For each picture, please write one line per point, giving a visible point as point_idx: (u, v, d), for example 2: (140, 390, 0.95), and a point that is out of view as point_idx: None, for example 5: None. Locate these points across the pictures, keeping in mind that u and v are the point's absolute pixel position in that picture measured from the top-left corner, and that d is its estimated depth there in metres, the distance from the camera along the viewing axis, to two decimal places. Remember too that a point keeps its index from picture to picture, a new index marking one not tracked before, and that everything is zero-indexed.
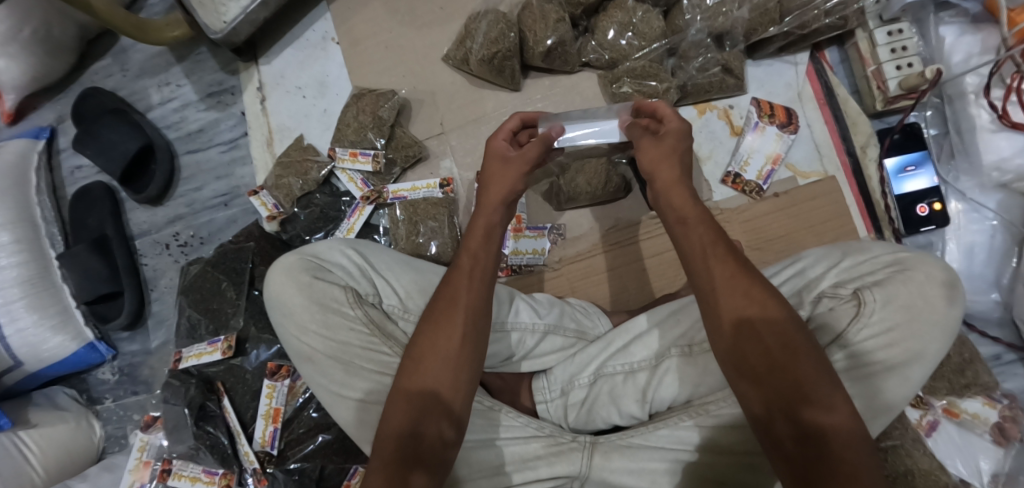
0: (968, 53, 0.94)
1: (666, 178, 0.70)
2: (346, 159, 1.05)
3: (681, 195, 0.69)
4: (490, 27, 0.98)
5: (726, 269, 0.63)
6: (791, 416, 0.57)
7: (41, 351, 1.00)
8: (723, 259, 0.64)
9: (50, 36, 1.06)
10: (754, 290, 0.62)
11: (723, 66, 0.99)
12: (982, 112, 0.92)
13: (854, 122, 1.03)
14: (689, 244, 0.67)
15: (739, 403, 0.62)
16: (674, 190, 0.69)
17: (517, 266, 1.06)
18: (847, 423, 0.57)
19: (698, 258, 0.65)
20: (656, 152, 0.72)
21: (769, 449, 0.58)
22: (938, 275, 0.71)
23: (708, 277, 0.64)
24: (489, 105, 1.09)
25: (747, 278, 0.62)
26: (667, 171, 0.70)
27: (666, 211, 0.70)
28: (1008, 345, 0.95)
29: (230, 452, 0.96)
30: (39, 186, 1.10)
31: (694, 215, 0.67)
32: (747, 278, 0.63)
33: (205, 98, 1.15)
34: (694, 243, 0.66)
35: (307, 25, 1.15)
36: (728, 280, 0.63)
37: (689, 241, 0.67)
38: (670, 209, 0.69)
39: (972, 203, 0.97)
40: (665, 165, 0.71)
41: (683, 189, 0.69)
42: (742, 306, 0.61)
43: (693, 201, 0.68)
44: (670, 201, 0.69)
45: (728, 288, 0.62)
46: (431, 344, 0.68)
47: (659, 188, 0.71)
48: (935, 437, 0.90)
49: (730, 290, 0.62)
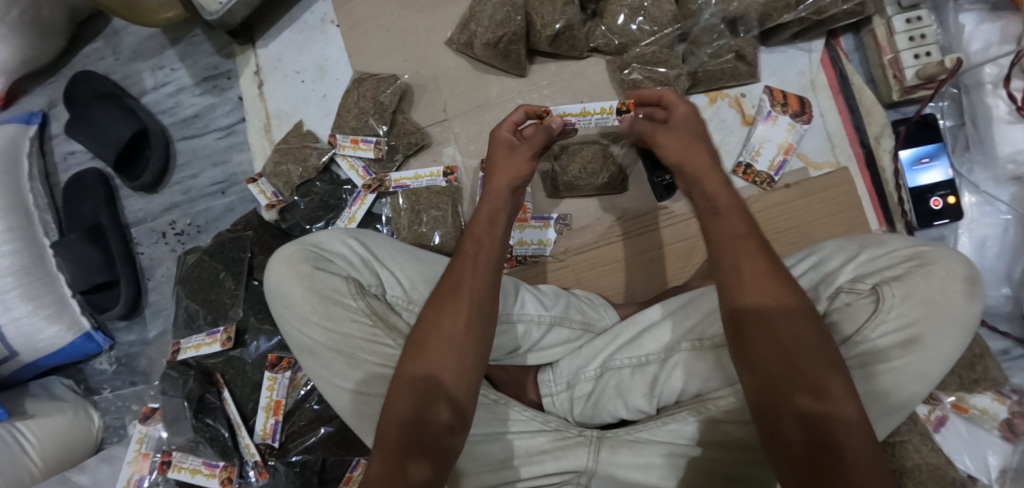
0: (987, 42, 0.92)
1: (697, 164, 0.70)
2: (346, 146, 1.03)
3: (715, 183, 0.69)
4: (495, 10, 0.95)
5: (756, 263, 0.62)
6: (796, 404, 0.57)
7: (37, 341, 0.98)
8: (752, 253, 0.63)
9: (38, 17, 1.02)
10: (780, 285, 0.61)
11: (736, 52, 0.96)
12: (999, 102, 0.91)
13: (868, 112, 1.00)
14: (717, 236, 0.65)
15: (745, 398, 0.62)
16: (707, 177, 0.69)
17: (522, 257, 1.04)
18: (851, 418, 0.56)
19: (727, 248, 0.64)
20: (678, 143, 0.73)
21: (771, 438, 0.58)
22: (958, 270, 0.69)
23: (735, 270, 0.63)
24: (493, 91, 1.06)
25: (773, 273, 0.61)
26: (696, 158, 0.71)
27: (698, 200, 0.69)
28: (1017, 340, 0.93)
29: (230, 444, 0.95)
30: (31, 173, 1.07)
31: (727, 206, 0.66)
32: (773, 274, 0.61)
33: (200, 82, 1.12)
34: (722, 232, 0.65)
35: (305, 7, 1.11)
36: (753, 272, 0.62)
37: (719, 231, 0.65)
38: (703, 198, 0.69)
39: (985, 196, 0.96)
40: (691, 152, 0.72)
41: (716, 175, 0.69)
42: (764, 301, 0.60)
43: (725, 189, 0.68)
44: (704, 189, 0.69)
45: (754, 282, 0.61)
46: (439, 326, 0.67)
47: (690, 176, 0.71)
48: (943, 433, 0.89)
49: (754, 283, 0.61)
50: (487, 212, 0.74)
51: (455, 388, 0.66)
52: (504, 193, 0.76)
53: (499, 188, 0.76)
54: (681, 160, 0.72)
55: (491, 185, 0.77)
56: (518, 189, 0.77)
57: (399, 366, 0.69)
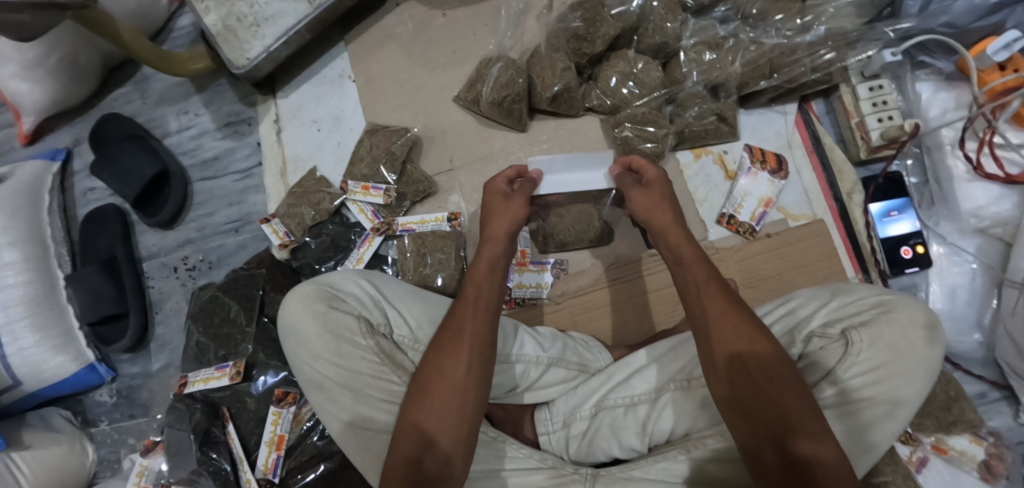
0: (944, 108, 1.03)
1: (662, 220, 0.79)
2: (358, 192, 1.09)
3: (676, 236, 0.77)
4: (501, 73, 1.05)
5: (717, 304, 0.69)
6: (782, 443, 0.62)
7: (41, 371, 1.00)
8: (715, 294, 0.70)
9: (75, 63, 1.10)
10: (743, 325, 0.67)
11: (718, 115, 1.05)
12: (958, 163, 1.00)
13: (840, 170, 1.09)
14: (685, 282, 0.73)
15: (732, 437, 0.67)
16: (670, 232, 0.77)
17: (521, 299, 1.09)
18: (840, 458, 0.61)
19: (693, 295, 0.71)
20: (647, 199, 0.82)
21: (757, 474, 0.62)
22: (919, 317, 0.75)
23: (702, 312, 0.69)
24: (497, 144, 1.14)
25: (737, 313, 0.68)
26: (660, 215, 0.79)
27: (665, 251, 0.77)
28: (992, 383, 1.00)
29: (232, 478, 0.96)
30: (51, 206, 1.12)
31: (689, 256, 0.74)
32: (737, 313, 0.68)
33: (222, 127, 1.19)
34: (691, 279, 0.72)
35: (325, 63, 1.20)
36: (719, 315, 0.68)
37: (686, 278, 0.73)
38: (668, 250, 0.77)
39: (952, 247, 1.03)
40: (658, 210, 0.80)
41: (679, 230, 0.77)
42: (733, 342, 0.67)
43: (687, 241, 0.76)
44: (668, 242, 0.77)
45: (720, 324, 0.68)
46: (442, 369, 0.71)
47: (656, 232, 0.79)
48: (925, 474, 0.93)
49: (721, 325, 0.68)
50: (487, 259, 0.80)
51: (456, 428, 0.69)
52: (502, 239, 0.82)
53: (495, 236, 0.82)
54: (649, 215, 0.80)
55: (490, 232, 0.83)
56: (514, 234, 0.84)
57: (403, 411, 0.72)
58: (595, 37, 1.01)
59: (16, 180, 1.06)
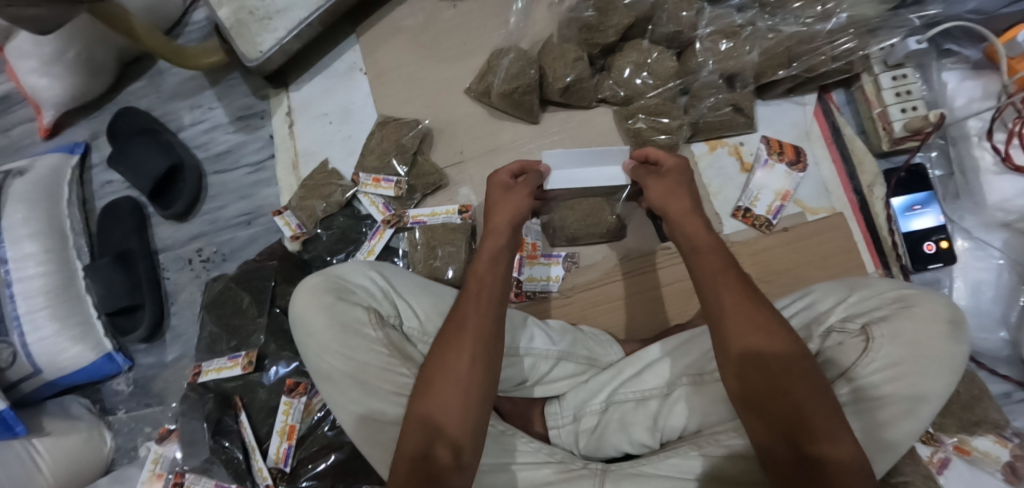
0: (970, 98, 0.99)
1: (677, 209, 0.77)
2: (368, 184, 1.09)
3: (694, 225, 0.75)
4: (511, 64, 1.04)
5: (733, 295, 0.67)
6: (797, 442, 0.60)
7: (61, 359, 1.02)
8: (731, 286, 0.68)
9: (92, 58, 1.11)
10: (759, 317, 0.66)
11: (734, 105, 1.03)
12: (985, 154, 0.96)
13: (861, 161, 1.06)
14: (700, 273, 0.71)
15: (746, 434, 0.65)
16: (688, 221, 0.76)
17: (531, 292, 1.08)
18: (858, 459, 0.60)
19: (708, 286, 0.70)
20: (664, 188, 0.80)
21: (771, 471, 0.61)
22: (941, 312, 0.73)
23: (717, 303, 0.68)
24: (507, 136, 1.13)
25: (754, 304, 0.67)
26: (677, 203, 0.78)
27: (680, 241, 0.76)
28: (1018, 383, 0.96)
29: (244, 467, 0.97)
30: (69, 199, 1.13)
31: (706, 245, 0.73)
32: (753, 304, 0.67)
33: (235, 120, 1.20)
34: (706, 270, 0.71)
35: (336, 56, 1.20)
36: (734, 306, 0.67)
37: (701, 269, 0.71)
38: (685, 239, 0.75)
39: (977, 241, 1.00)
40: (674, 200, 0.79)
41: (696, 219, 0.76)
42: (748, 335, 0.65)
43: (705, 231, 0.74)
44: (684, 232, 0.76)
45: (736, 315, 0.66)
46: (448, 361, 0.71)
47: (672, 221, 0.77)
48: (946, 475, 0.90)
49: (736, 318, 0.66)
50: (490, 251, 0.79)
51: (463, 421, 0.68)
52: (505, 230, 0.81)
53: (498, 228, 0.82)
54: (665, 204, 0.79)
55: (492, 224, 0.83)
56: (519, 225, 0.83)
57: (410, 404, 0.72)
58: (607, 27, 1.00)
59: (35, 174, 1.08)
